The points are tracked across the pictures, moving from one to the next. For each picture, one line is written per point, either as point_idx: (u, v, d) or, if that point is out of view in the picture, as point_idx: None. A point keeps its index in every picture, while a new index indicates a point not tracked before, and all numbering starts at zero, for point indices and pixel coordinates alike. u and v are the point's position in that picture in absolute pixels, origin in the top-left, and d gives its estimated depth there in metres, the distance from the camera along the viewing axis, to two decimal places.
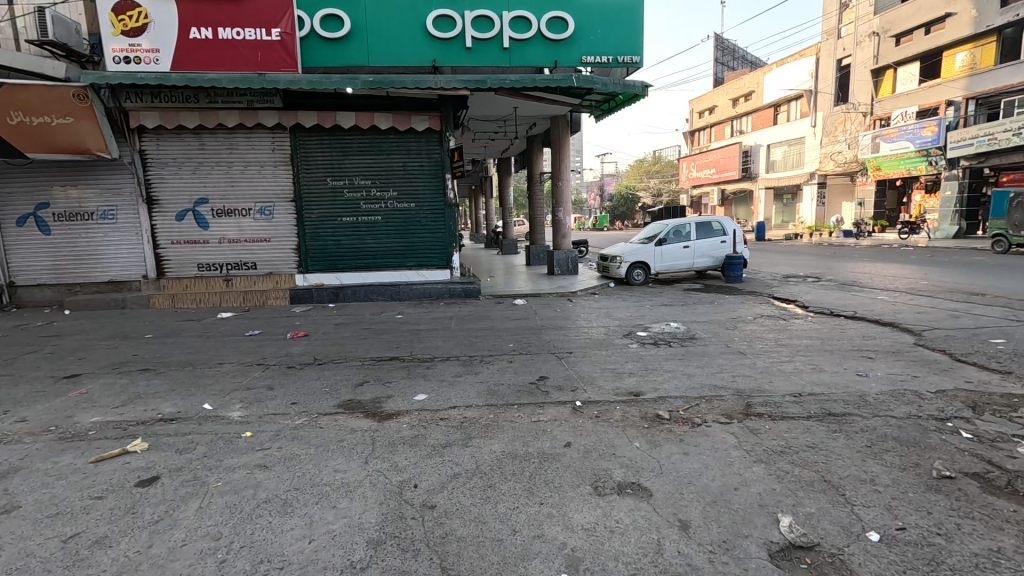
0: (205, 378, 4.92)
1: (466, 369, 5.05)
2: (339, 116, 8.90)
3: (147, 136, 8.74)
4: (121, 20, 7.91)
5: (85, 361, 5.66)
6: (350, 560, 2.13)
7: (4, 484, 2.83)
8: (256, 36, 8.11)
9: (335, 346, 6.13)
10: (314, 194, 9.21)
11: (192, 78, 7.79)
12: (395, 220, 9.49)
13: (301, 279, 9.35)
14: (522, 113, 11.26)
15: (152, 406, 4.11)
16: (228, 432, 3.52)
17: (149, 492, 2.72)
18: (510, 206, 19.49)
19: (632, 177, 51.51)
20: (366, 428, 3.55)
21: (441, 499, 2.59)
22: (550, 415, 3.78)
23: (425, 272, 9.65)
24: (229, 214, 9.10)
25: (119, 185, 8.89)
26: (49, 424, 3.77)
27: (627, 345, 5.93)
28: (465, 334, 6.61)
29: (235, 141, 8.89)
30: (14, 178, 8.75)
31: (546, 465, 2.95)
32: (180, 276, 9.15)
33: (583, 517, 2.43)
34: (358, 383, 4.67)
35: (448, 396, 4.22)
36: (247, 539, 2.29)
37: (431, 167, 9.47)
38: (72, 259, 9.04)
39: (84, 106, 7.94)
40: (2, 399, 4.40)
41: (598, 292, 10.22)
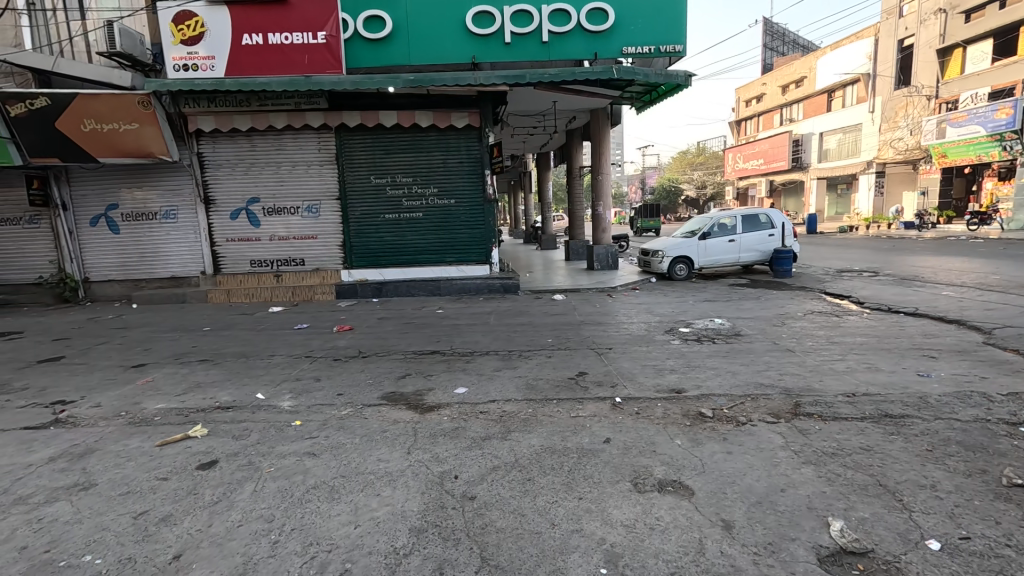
0: (257, 369, 5.18)
1: (505, 364, 5.09)
2: (382, 115, 9.11)
3: (203, 139, 9.20)
4: (180, 29, 8.34)
5: (150, 352, 6.05)
6: (393, 546, 2.20)
7: (82, 463, 3.08)
8: (303, 40, 8.40)
9: (378, 340, 6.31)
10: (358, 192, 9.46)
11: (245, 82, 8.15)
12: (436, 217, 9.64)
13: (347, 275, 9.64)
14: (562, 107, 11.19)
15: (210, 395, 4.36)
16: (279, 421, 3.69)
17: (208, 475, 2.89)
18: (549, 201, 19.44)
19: (674, 170, 50.22)
20: (408, 420, 3.65)
21: (481, 491, 2.63)
22: (590, 410, 3.76)
23: (465, 268, 9.76)
24: (278, 212, 9.49)
25: (179, 186, 9.42)
26: (120, 409, 4.07)
27: (669, 341, 5.82)
28: (505, 329, 6.66)
29: (284, 142, 9.25)
30: (87, 182, 9.43)
31: (585, 460, 2.94)
32: (234, 272, 9.62)
33: (623, 513, 2.41)
34: (401, 375, 4.79)
35: (488, 390, 4.27)
36: (298, 522, 2.40)
37: (471, 163, 9.54)
38: (138, 256, 9.66)
39: (147, 112, 8.46)
40: (79, 385, 4.77)
41: (639, 287, 10.05)
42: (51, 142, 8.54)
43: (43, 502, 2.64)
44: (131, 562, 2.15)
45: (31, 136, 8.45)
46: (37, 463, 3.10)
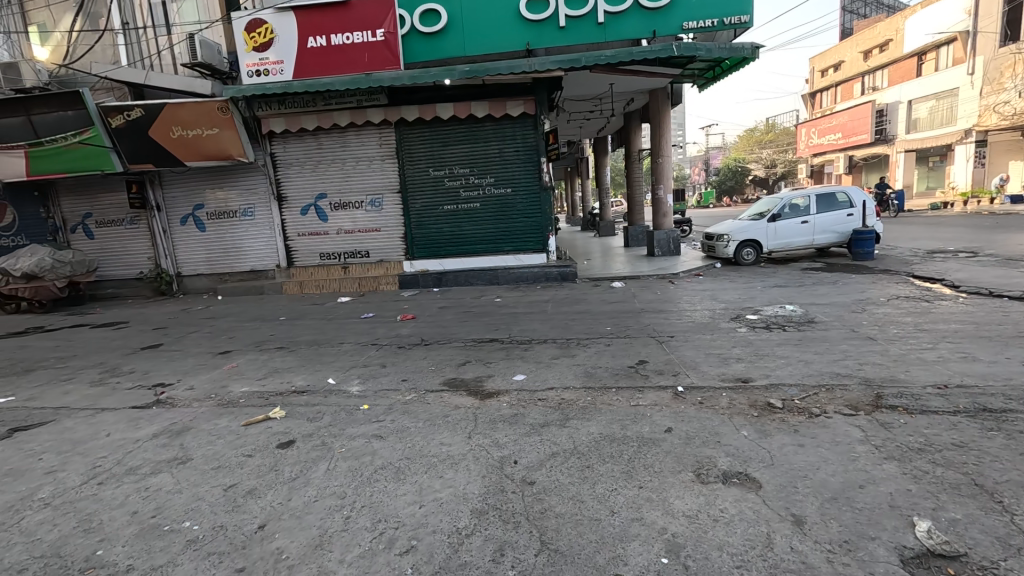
0: (328, 355, 5.49)
1: (564, 352, 5.08)
2: (438, 108, 9.26)
3: (275, 140, 9.77)
4: (252, 36, 8.87)
5: (234, 339, 6.57)
6: (456, 526, 2.28)
7: (179, 440, 3.41)
8: (364, 39, 8.69)
9: (439, 328, 6.49)
10: (417, 184, 9.71)
11: (311, 84, 8.57)
12: (492, 207, 9.72)
13: (408, 265, 9.95)
14: (620, 89, 10.88)
15: (287, 379, 4.68)
16: (348, 405, 3.91)
17: (287, 453, 3.12)
18: (607, 186, 19.07)
19: (740, 150, 47.56)
20: (468, 406, 3.75)
21: (540, 476, 2.66)
22: (650, 399, 3.68)
23: (522, 257, 9.80)
24: (344, 207, 9.93)
25: (255, 186, 10.08)
26: (210, 392, 4.46)
27: (735, 329, 5.59)
28: (563, 317, 6.65)
29: (347, 139, 9.64)
30: (176, 184, 10.29)
31: (645, 449, 2.90)
32: (305, 264, 10.21)
33: (685, 504, 2.36)
34: (461, 362, 4.91)
35: (546, 377, 4.30)
36: (368, 500, 2.54)
37: (527, 152, 9.51)
38: (222, 252, 10.47)
39: (226, 117, 9.10)
40: (175, 369, 5.28)
41: (702, 273, 9.68)
42: (145, 149, 9.39)
43: (149, 473, 2.96)
44: (224, 528, 2.37)
45: (129, 145, 9.35)
46: (143, 438, 3.47)
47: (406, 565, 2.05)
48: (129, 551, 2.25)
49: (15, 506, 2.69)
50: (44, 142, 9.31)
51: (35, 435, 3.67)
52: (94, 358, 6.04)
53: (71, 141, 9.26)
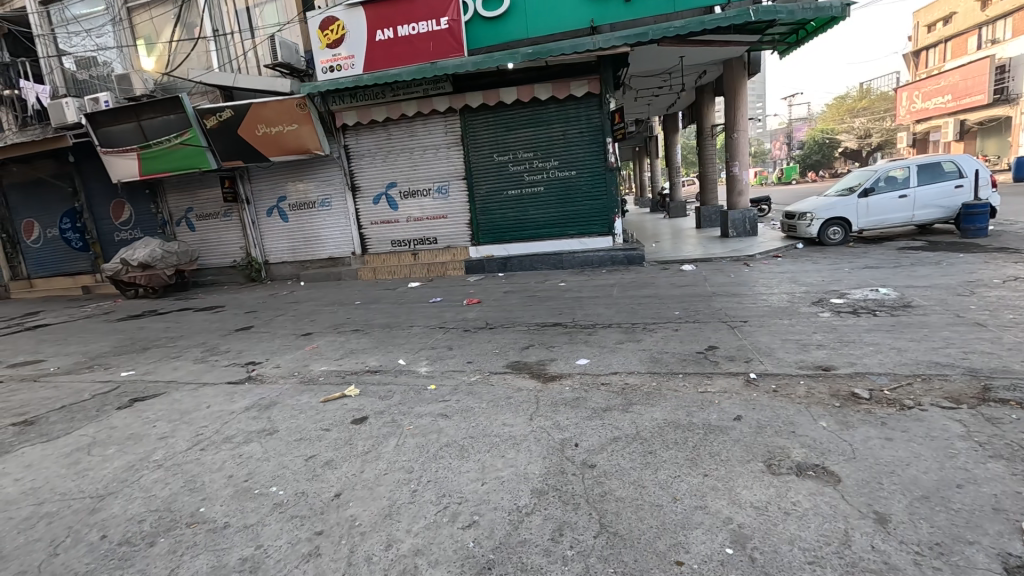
0: (399, 337, 5.75)
1: (629, 336, 4.98)
2: (502, 93, 9.24)
3: (349, 133, 10.25)
4: (326, 34, 9.31)
5: (315, 322, 7.06)
6: (516, 504, 2.34)
7: (268, 413, 3.73)
8: (429, 28, 8.84)
9: (504, 312, 6.59)
10: (482, 170, 9.82)
11: (380, 76, 8.88)
12: (557, 190, 9.63)
13: (474, 251, 10.14)
14: (691, 61, 10.33)
15: (362, 359, 4.98)
16: (417, 384, 4.09)
17: (360, 428, 3.32)
18: (677, 165, 18.27)
19: (830, 119, 43.62)
20: (531, 388, 3.80)
21: (601, 460, 2.65)
22: (719, 386, 3.54)
23: (587, 240, 9.66)
24: (413, 195, 10.27)
25: (330, 178, 10.64)
26: (293, 370, 4.84)
27: (816, 313, 5.22)
28: (628, 301, 6.52)
29: (415, 128, 9.92)
30: (263, 179, 11.09)
31: (712, 437, 2.80)
32: (378, 251, 10.70)
33: (754, 494, 2.26)
34: (525, 346, 4.96)
35: (610, 362, 4.25)
36: (433, 475, 2.66)
37: (591, 132, 9.30)
38: (304, 241, 11.19)
39: (304, 113, 9.65)
40: (265, 349, 5.75)
41: (782, 255, 9.06)
42: (235, 147, 10.18)
43: (242, 442, 3.27)
44: (305, 495, 2.58)
45: (222, 144, 10.18)
46: (237, 411, 3.83)
47: (467, 538, 2.13)
48: (227, 509, 2.52)
49: (135, 466, 3.08)
50: (152, 144, 10.38)
51: (152, 404, 4.17)
52: (197, 338, 6.73)
53: (174, 142, 10.26)
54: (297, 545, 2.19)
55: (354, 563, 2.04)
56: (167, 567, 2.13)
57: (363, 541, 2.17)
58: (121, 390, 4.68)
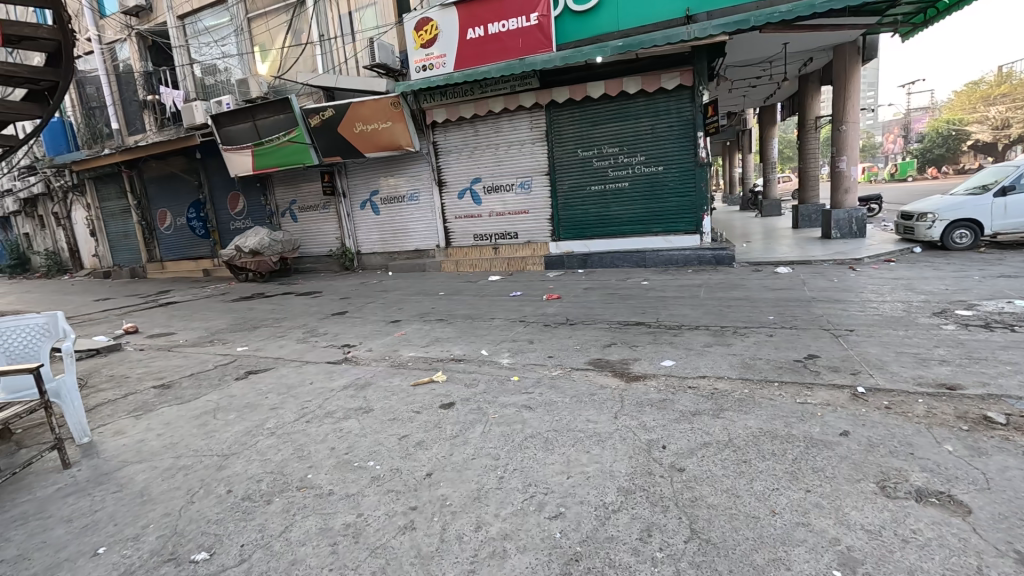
0: (481, 329, 5.92)
1: (717, 340, 4.76)
2: (589, 87, 9.16)
3: (438, 130, 10.64)
4: (420, 35, 9.74)
5: (403, 310, 7.43)
6: (603, 501, 2.33)
7: (364, 392, 4.00)
8: (519, 25, 8.96)
9: (584, 309, 6.54)
10: (566, 166, 9.78)
11: (470, 74, 9.13)
12: (642, 186, 9.37)
13: (554, 246, 10.17)
14: (796, 48, 9.60)
15: (447, 348, 5.18)
16: (501, 374, 4.20)
17: (448, 413, 3.47)
18: (773, 161, 17.11)
19: (958, 107, 38.60)
20: (614, 386, 3.77)
21: (691, 464, 2.57)
22: (821, 399, 3.29)
23: (672, 238, 9.32)
24: (497, 190, 10.46)
25: (419, 173, 11.11)
26: (384, 354, 5.14)
27: (938, 326, 4.68)
28: (717, 303, 6.23)
29: (501, 124, 10.09)
30: (358, 173, 11.79)
31: (814, 450, 2.62)
32: (461, 244, 11.06)
33: (865, 517, 2.08)
34: (607, 344, 4.91)
35: (697, 365, 4.11)
36: (519, 464, 2.72)
37: (682, 126, 8.90)
38: (393, 233, 11.79)
39: (397, 111, 10.17)
40: (358, 333, 6.16)
41: (894, 259, 8.22)
42: (335, 144, 10.92)
43: (342, 417, 3.53)
44: (399, 471, 2.74)
45: (323, 141, 10.96)
46: (337, 388, 4.14)
47: (554, 529, 2.16)
48: (331, 478, 2.74)
49: (252, 431, 3.43)
50: (264, 142, 11.43)
51: (264, 378, 4.62)
52: (299, 320, 7.32)
53: (283, 140, 11.22)
54: (394, 518, 2.34)
55: (446, 541, 2.14)
56: (283, 524, 2.36)
57: (454, 520, 2.27)
58: (238, 363, 5.23)
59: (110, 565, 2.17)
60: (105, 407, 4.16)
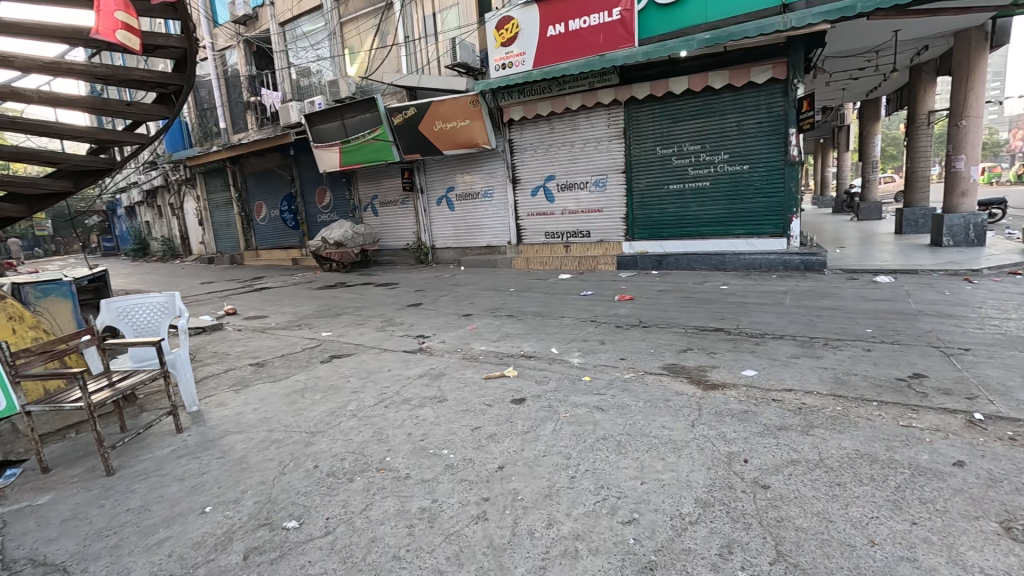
0: (551, 327, 5.91)
1: (806, 352, 4.44)
2: (671, 82, 8.85)
3: (514, 128, 10.74)
4: (501, 33, 9.86)
5: (474, 304, 7.58)
6: (679, 511, 2.25)
7: (438, 382, 4.13)
8: (600, 20, 8.82)
9: (658, 311, 6.35)
10: (643, 164, 9.52)
11: (549, 71, 9.13)
12: (724, 186, 8.91)
13: (628, 246, 9.95)
14: (908, 35, 8.72)
15: (518, 344, 5.22)
16: (572, 373, 4.17)
17: (520, 408, 3.50)
18: (874, 160, 15.66)
19: None
20: (690, 393, 3.62)
21: (776, 482, 2.42)
22: (929, 423, 2.96)
23: (756, 241, 8.79)
24: (571, 188, 10.39)
25: (494, 170, 11.27)
26: (456, 346, 5.27)
27: None
28: (805, 312, 5.81)
29: (578, 122, 10.00)
30: (435, 170, 12.16)
31: (921, 480, 2.37)
32: (532, 242, 11.10)
33: (985, 560, 1.86)
34: (682, 349, 4.73)
35: (783, 377, 3.85)
36: (591, 465, 2.69)
37: (771, 122, 8.35)
38: (466, 228, 12.05)
39: (476, 109, 10.38)
40: (431, 325, 6.35)
41: (1021, 272, 7.25)
42: (415, 141, 11.33)
43: (418, 405, 3.66)
44: (472, 462, 2.80)
45: (405, 139, 11.40)
46: (412, 377, 4.31)
47: (628, 535, 2.12)
48: (408, 462, 2.85)
49: (336, 412, 3.65)
50: (351, 139, 12.09)
51: (346, 362, 4.90)
52: (377, 309, 7.68)
53: (367, 138, 11.81)
54: (468, 507, 2.39)
55: (518, 534, 2.17)
56: (364, 502, 2.49)
57: (525, 515, 2.29)
58: (323, 347, 5.58)
59: (215, 524, 2.40)
60: (211, 380, 4.60)
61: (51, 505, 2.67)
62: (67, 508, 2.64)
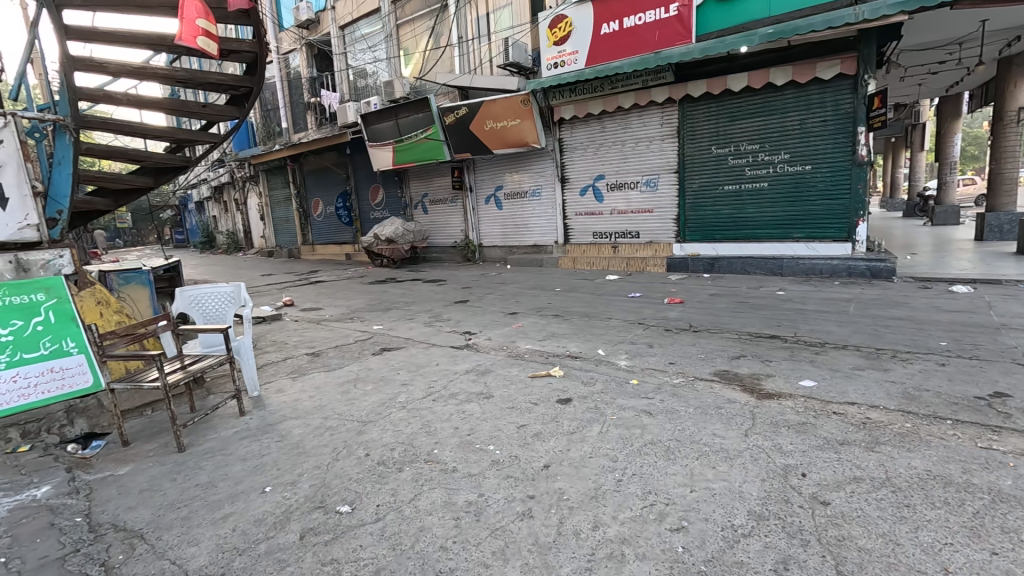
0: (598, 328, 5.84)
1: (871, 363, 4.19)
2: (730, 80, 8.55)
3: (564, 127, 10.69)
4: (554, 32, 9.84)
5: (520, 303, 7.60)
6: (731, 522, 2.18)
7: (484, 378, 4.19)
8: (656, 17, 8.64)
9: (710, 316, 6.15)
10: (697, 164, 9.25)
11: (601, 70, 9.04)
12: (784, 187, 8.52)
13: (678, 248, 9.70)
14: (997, 26, 8.04)
15: (564, 344, 5.21)
16: (619, 376, 4.12)
17: (566, 408, 3.49)
18: (952, 160, 14.55)
19: None
20: (744, 401, 3.50)
21: (837, 499, 2.30)
22: (1014, 447, 2.72)
23: (817, 246, 8.34)
24: (621, 188, 10.23)
25: (543, 169, 11.26)
26: (502, 344, 5.31)
27: None
28: (870, 321, 5.48)
29: (630, 120, 9.84)
30: (484, 169, 12.28)
31: (1004, 508, 2.19)
32: (579, 241, 11.02)
33: None
34: (735, 355, 4.57)
35: (845, 389, 3.65)
36: (638, 470, 2.64)
37: (838, 120, 7.91)
38: (514, 227, 12.10)
39: (526, 109, 10.42)
40: (478, 322, 6.43)
41: None
42: (465, 140, 11.49)
43: (464, 400, 3.72)
44: (518, 459, 2.82)
45: (456, 138, 11.58)
46: (459, 372, 4.38)
47: (677, 542, 2.07)
48: (455, 456, 2.90)
49: (386, 403, 3.76)
50: (404, 139, 12.41)
51: (395, 355, 5.04)
52: (425, 305, 7.85)
53: (420, 137, 12.08)
54: (514, 504, 2.40)
55: (563, 533, 2.17)
56: (413, 492, 2.55)
57: (571, 515, 2.28)
58: (374, 339, 5.76)
59: (274, 503, 2.53)
60: (270, 367, 4.85)
61: (130, 476, 2.90)
62: (144, 479, 2.85)
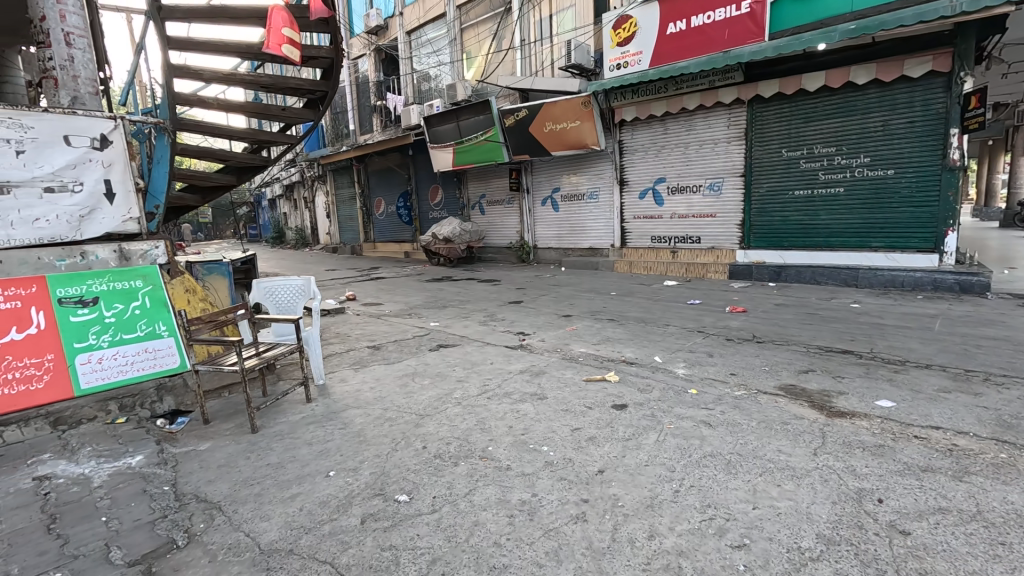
0: (654, 334, 5.71)
1: (959, 386, 3.85)
2: (805, 79, 8.13)
3: (626, 128, 10.54)
4: (618, 33, 9.71)
5: (575, 306, 7.56)
6: (798, 545, 2.07)
7: (539, 379, 4.20)
8: (727, 15, 8.33)
9: (776, 327, 5.87)
10: (766, 167, 8.85)
11: (667, 71, 8.84)
12: (862, 192, 7.98)
13: (742, 255, 9.34)
14: None
15: (619, 349, 5.13)
16: (677, 385, 4.00)
17: (621, 414, 3.44)
18: None
19: None
20: (812, 418, 3.31)
21: (919, 529, 2.13)
22: None
23: (897, 256, 7.75)
24: (682, 191, 9.94)
25: (602, 171, 11.14)
26: (556, 346, 5.31)
27: None
28: (959, 340, 5.03)
29: (694, 122, 9.55)
30: (542, 170, 12.30)
31: None
32: (637, 245, 10.82)
33: None
34: (803, 369, 4.34)
35: (928, 412, 3.38)
36: (696, 481, 2.57)
37: (928, 121, 7.29)
38: (569, 229, 12.05)
39: (587, 110, 10.36)
40: (532, 323, 6.45)
41: None
42: (524, 142, 11.57)
43: (518, 400, 3.74)
44: (572, 462, 2.81)
45: (515, 140, 11.69)
46: (513, 371, 4.42)
47: (738, 560, 1.99)
48: (510, 454, 2.93)
49: (442, 398, 3.85)
50: (464, 140, 12.65)
51: (451, 352, 5.15)
52: (480, 304, 7.96)
53: (479, 139, 12.29)
54: (567, 507, 2.39)
55: (617, 540, 2.14)
56: (467, 487, 2.60)
57: (626, 523, 2.25)
58: (431, 336, 5.91)
59: (337, 487, 2.65)
60: (334, 358, 5.09)
61: (210, 452, 3.14)
62: (222, 456, 3.08)
